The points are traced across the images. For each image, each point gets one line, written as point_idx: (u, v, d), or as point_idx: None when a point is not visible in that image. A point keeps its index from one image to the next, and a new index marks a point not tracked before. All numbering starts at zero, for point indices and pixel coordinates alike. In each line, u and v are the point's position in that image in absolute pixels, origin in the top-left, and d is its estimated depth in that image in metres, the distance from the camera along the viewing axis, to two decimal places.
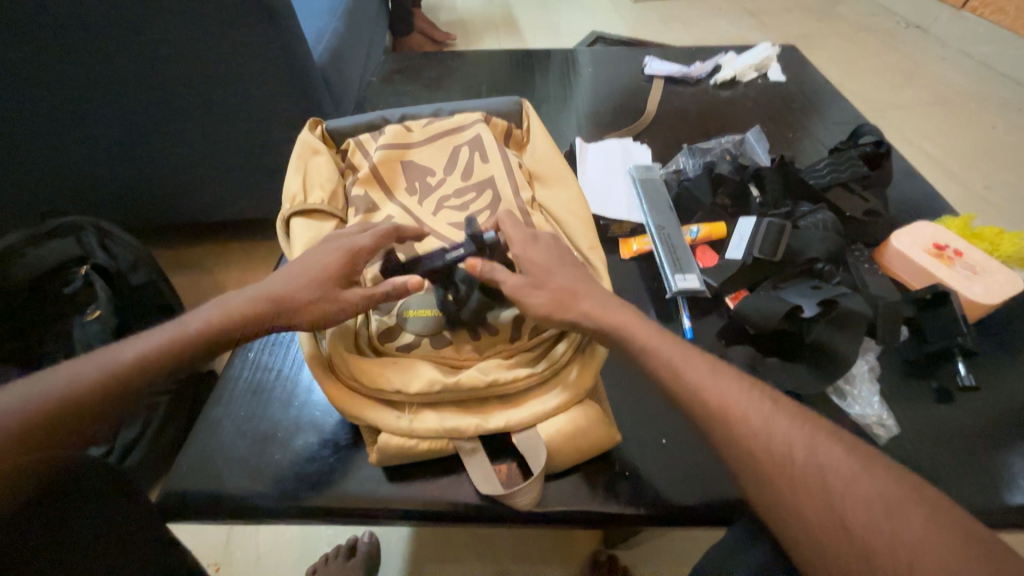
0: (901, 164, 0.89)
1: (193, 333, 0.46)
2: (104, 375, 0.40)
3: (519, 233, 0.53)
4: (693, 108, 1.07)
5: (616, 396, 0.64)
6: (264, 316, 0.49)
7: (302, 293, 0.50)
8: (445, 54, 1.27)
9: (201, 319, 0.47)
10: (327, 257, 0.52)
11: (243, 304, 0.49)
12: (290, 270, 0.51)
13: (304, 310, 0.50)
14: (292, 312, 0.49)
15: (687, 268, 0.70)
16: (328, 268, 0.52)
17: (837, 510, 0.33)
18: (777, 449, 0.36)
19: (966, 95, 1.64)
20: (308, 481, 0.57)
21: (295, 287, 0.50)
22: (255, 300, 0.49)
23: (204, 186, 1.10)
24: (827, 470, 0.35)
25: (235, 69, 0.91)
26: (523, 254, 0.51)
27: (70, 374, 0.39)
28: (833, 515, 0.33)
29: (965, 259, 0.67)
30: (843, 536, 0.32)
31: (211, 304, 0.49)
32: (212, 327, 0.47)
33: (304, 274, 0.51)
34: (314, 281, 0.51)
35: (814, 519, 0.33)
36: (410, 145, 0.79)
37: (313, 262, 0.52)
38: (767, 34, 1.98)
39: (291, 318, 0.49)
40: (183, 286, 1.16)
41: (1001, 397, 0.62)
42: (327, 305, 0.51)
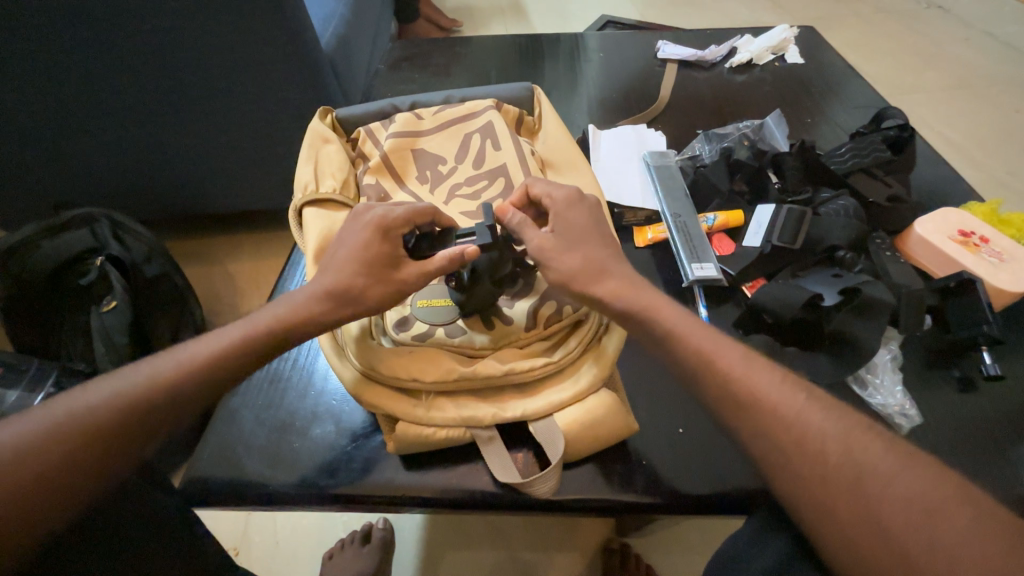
0: (923, 148, 0.86)
1: (264, 330, 0.45)
2: (169, 376, 0.40)
3: (563, 191, 0.53)
4: (707, 93, 1.05)
5: (631, 386, 0.63)
6: (322, 307, 0.47)
7: (350, 282, 0.47)
8: (453, 39, 1.25)
9: (270, 316, 0.46)
10: (361, 239, 0.49)
11: (306, 301, 0.47)
12: (335, 258, 0.49)
13: (359, 301, 0.48)
14: (345, 303, 0.47)
15: (704, 257, 0.69)
16: (366, 250, 0.48)
17: (868, 504, 0.32)
18: (806, 442, 0.36)
19: (988, 77, 1.59)
20: (328, 469, 0.57)
21: (339, 278, 0.47)
22: (315, 296, 0.47)
23: (215, 177, 1.10)
24: (858, 464, 0.34)
25: (243, 57, 0.90)
26: (564, 213, 0.51)
27: (133, 377, 0.40)
28: (865, 510, 0.32)
29: (991, 246, 0.65)
30: (875, 530, 0.32)
31: (279, 300, 0.48)
32: (279, 324, 0.46)
33: (345, 259, 0.48)
34: (358, 269, 0.48)
35: (845, 512, 0.33)
36: (421, 133, 0.78)
37: (352, 245, 0.49)
38: (782, 16, 1.92)
39: (346, 310, 0.47)
40: (195, 277, 1.17)
41: None
42: (378, 289, 0.48)
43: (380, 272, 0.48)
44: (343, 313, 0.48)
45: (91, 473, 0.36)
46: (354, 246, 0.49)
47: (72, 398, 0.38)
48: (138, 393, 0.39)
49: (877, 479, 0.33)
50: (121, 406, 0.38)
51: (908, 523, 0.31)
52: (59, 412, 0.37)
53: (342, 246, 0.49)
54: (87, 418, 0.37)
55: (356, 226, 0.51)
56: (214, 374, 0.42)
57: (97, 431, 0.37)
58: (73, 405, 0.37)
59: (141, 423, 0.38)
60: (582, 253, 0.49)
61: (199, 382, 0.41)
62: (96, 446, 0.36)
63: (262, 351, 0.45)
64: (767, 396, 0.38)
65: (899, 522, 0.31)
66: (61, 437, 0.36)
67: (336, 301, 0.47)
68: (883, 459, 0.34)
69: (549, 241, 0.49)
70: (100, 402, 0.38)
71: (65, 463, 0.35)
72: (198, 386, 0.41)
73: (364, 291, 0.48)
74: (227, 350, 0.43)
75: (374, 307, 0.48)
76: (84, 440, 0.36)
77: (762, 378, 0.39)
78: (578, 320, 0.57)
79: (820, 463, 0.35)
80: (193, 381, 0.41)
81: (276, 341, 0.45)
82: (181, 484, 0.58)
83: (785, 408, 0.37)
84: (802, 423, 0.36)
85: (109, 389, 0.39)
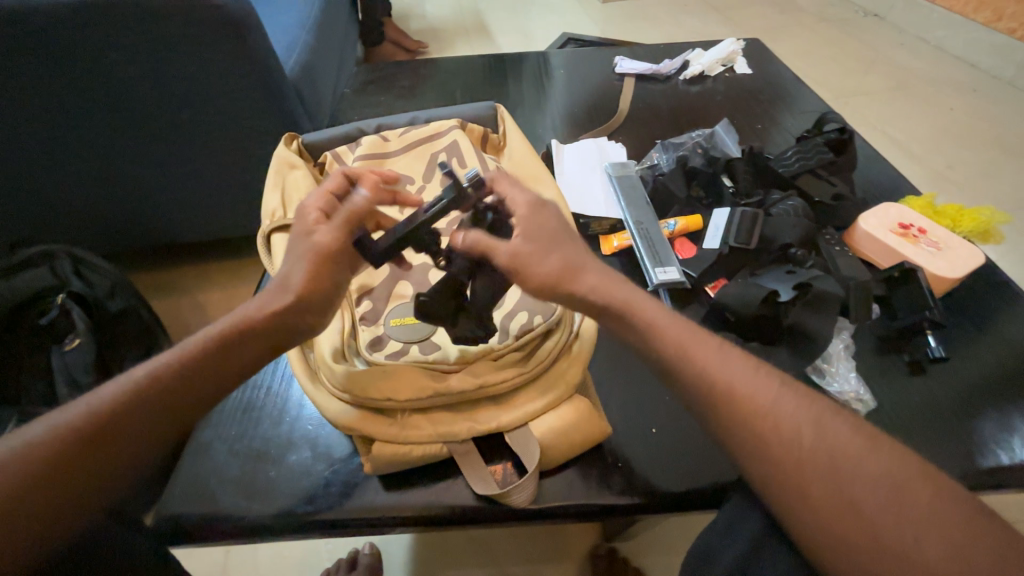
0: (864, 146, 0.92)
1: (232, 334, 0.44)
2: (147, 388, 0.40)
3: (524, 197, 0.49)
4: (664, 104, 1.10)
5: (604, 389, 0.65)
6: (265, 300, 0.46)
7: (283, 270, 0.48)
8: (418, 62, 1.27)
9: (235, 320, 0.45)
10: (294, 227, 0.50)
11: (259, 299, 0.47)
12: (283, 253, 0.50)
13: (290, 283, 0.46)
14: (284, 290, 0.46)
15: (666, 261, 0.71)
16: (294, 236, 0.49)
17: (826, 485, 0.35)
18: (771, 436, 0.37)
19: (923, 78, 1.71)
20: (306, 495, 0.56)
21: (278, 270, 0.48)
22: (269, 294, 0.47)
23: (181, 206, 1.08)
24: (814, 451, 0.36)
25: (205, 86, 0.91)
26: (529, 217, 0.48)
27: (109, 392, 0.40)
28: (823, 490, 0.34)
29: (929, 236, 0.70)
30: (832, 511, 0.34)
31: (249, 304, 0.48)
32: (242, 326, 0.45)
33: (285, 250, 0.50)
34: (289, 257, 0.48)
35: (808, 496, 0.35)
36: (387, 155, 0.79)
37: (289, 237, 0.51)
38: (733, 28, 2.03)
39: (286, 295, 0.46)
40: (165, 310, 1.14)
41: (972, 365, 0.64)
42: (302, 268, 0.46)
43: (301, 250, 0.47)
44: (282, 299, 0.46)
45: (69, 497, 0.36)
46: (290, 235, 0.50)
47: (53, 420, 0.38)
48: (115, 413, 0.38)
49: (833, 463, 0.35)
50: (97, 426, 0.38)
51: (863, 503, 0.33)
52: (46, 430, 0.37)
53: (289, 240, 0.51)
54: (63, 439, 0.37)
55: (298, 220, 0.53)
56: (193, 385, 0.41)
57: (73, 453, 0.36)
58: (49, 428, 0.37)
59: (118, 442, 0.38)
60: (560, 255, 0.47)
61: (179, 394, 0.41)
62: (76, 469, 0.36)
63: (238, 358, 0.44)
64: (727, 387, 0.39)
65: (855, 502, 0.33)
66: (38, 461, 0.36)
67: (278, 293, 0.46)
68: (837, 442, 0.36)
69: (516, 251, 0.46)
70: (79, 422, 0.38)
71: (43, 489, 0.35)
72: (179, 398, 0.40)
73: (292, 275, 0.47)
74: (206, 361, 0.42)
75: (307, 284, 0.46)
76: (63, 464, 0.36)
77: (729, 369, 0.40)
78: (548, 330, 0.59)
79: (786, 455, 0.36)
80: (172, 395, 0.40)
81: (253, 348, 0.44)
82: (154, 522, 0.56)
83: (749, 400, 0.39)
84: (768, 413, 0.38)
85: (85, 406, 0.39)
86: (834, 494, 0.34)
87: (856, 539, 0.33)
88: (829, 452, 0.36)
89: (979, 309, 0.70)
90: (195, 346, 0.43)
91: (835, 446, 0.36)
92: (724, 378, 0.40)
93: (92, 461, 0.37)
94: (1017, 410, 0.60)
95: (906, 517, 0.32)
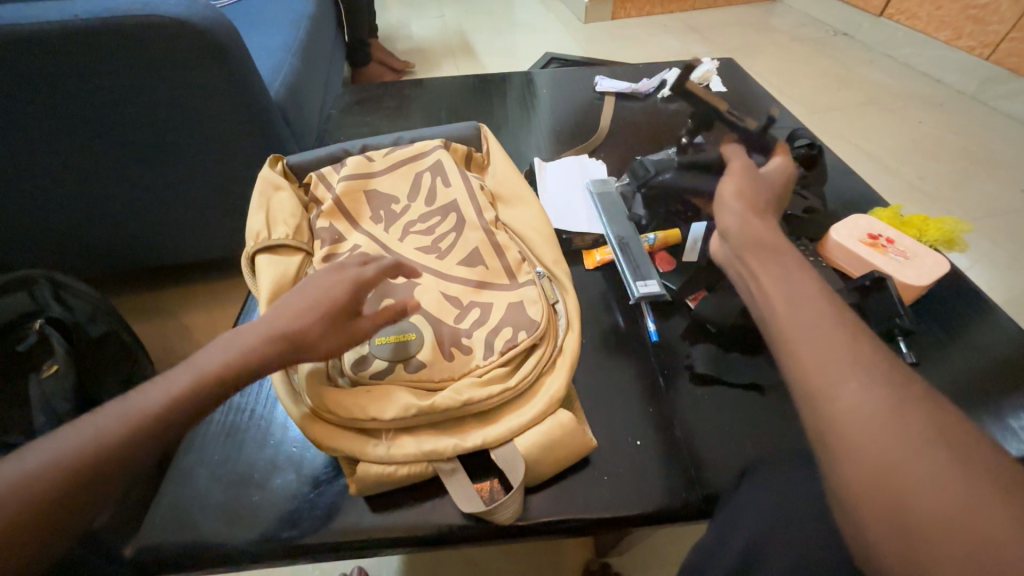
0: (834, 160, 0.96)
1: (223, 367, 0.43)
2: (157, 404, 0.40)
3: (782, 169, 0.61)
4: (643, 121, 1.13)
5: (589, 402, 0.65)
6: (270, 353, 0.45)
7: (305, 331, 0.47)
8: (403, 83, 1.30)
9: (225, 355, 0.43)
10: (335, 291, 0.50)
11: (257, 344, 0.45)
12: (295, 301, 0.48)
13: (310, 351, 0.47)
14: (301, 350, 0.46)
15: (647, 274, 0.73)
16: (336, 301, 0.49)
17: (872, 453, 0.32)
18: (838, 403, 0.35)
19: (892, 93, 1.79)
20: (290, 519, 0.56)
21: (296, 326, 0.47)
22: (268, 339, 0.45)
23: (165, 227, 1.08)
24: (874, 424, 0.33)
25: (190, 109, 0.91)
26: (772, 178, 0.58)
27: (122, 405, 0.40)
28: (866, 458, 0.32)
29: (897, 246, 0.73)
30: (874, 478, 0.31)
31: (233, 337, 0.45)
32: (238, 361, 0.43)
33: (308, 302, 0.48)
34: (319, 320, 0.47)
35: (845, 468, 0.33)
36: (372, 175, 0.80)
37: (319, 291, 0.49)
38: (709, 47, 2.11)
39: (299, 356, 0.46)
40: (148, 333, 1.13)
41: (944, 371, 0.67)
42: (335, 341, 0.48)
43: (340, 323, 0.49)
44: (290, 358, 0.46)
45: (68, 519, 0.36)
46: (330, 288, 0.50)
47: (43, 446, 0.37)
48: (105, 443, 0.38)
49: (898, 443, 0.31)
50: (105, 446, 0.38)
51: (903, 488, 0.30)
52: (36, 457, 0.37)
53: (313, 295, 0.49)
54: (72, 458, 0.37)
55: (325, 274, 0.52)
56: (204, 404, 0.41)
57: (80, 474, 0.37)
58: (59, 443, 0.37)
59: (123, 462, 0.38)
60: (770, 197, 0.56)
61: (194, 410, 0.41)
62: (63, 495, 0.36)
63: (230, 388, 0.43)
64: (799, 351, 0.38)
65: (905, 493, 0.30)
66: (26, 489, 0.35)
67: (282, 346, 0.45)
68: (913, 427, 0.32)
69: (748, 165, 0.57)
70: (66, 453, 0.37)
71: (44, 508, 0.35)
72: (186, 421, 0.41)
73: (318, 344, 0.47)
74: (196, 386, 0.41)
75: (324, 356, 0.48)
76: (66, 484, 0.36)
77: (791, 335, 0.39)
78: (533, 344, 0.61)
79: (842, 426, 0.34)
80: (186, 412, 0.41)
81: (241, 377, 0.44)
82: (131, 553, 0.54)
83: (821, 364, 0.36)
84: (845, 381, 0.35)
85: (98, 423, 0.38)
86: (880, 469, 0.31)
87: (899, 513, 0.30)
88: (894, 429, 0.32)
89: (949, 316, 0.72)
90: (185, 376, 0.42)
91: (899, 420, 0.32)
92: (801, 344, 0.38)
93: (95, 481, 0.37)
94: (987, 413, 0.62)
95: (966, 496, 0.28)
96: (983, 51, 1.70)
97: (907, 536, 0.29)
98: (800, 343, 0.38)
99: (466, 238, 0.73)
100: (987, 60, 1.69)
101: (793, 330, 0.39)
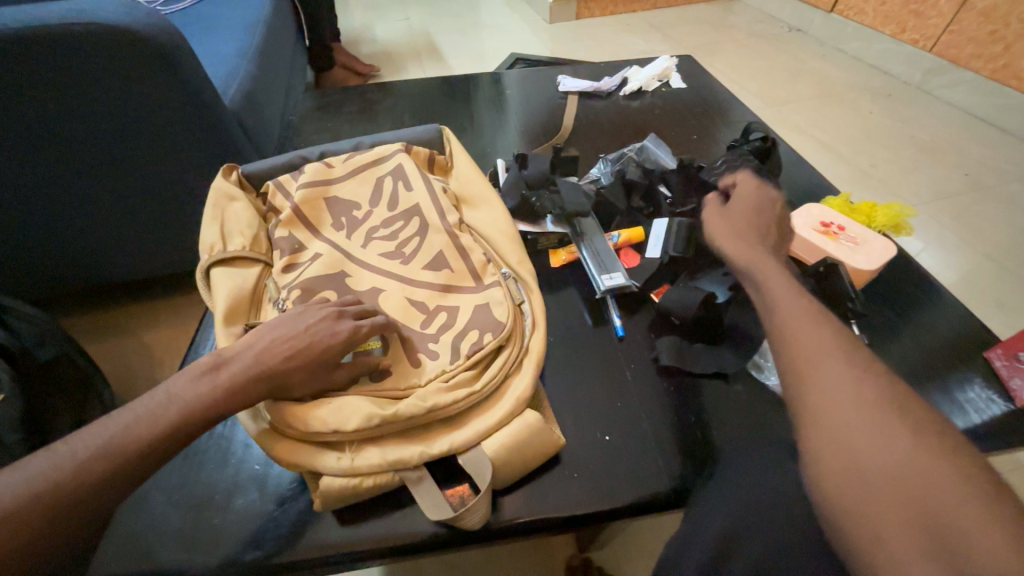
0: (788, 151, 0.99)
1: (199, 397, 0.46)
2: (129, 441, 0.43)
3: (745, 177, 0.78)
4: (606, 119, 1.15)
5: (559, 399, 0.65)
6: (248, 388, 0.49)
7: (285, 373, 0.50)
8: (365, 87, 1.28)
9: (202, 387, 0.47)
10: (320, 339, 0.53)
11: (238, 379, 0.48)
12: (280, 339, 0.52)
13: (288, 388, 0.51)
14: (280, 388, 0.51)
15: (612, 267, 0.74)
16: (324, 347, 0.53)
17: (854, 440, 0.41)
18: (832, 399, 0.44)
19: (844, 85, 1.86)
20: (255, 539, 0.54)
21: (275, 366, 0.50)
22: (248, 375, 0.49)
23: (121, 245, 1.04)
24: (859, 417, 0.42)
25: (140, 122, 0.88)
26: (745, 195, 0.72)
27: (97, 439, 0.43)
28: (846, 444, 0.42)
29: (848, 232, 0.75)
30: (853, 458, 0.41)
31: (213, 371, 0.49)
32: (216, 391, 0.47)
33: (292, 342, 0.52)
34: (300, 365, 0.51)
35: (828, 448, 0.42)
36: (332, 182, 0.79)
37: (303, 333, 0.52)
38: (672, 45, 2.15)
39: (277, 391, 0.51)
40: (104, 354, 1.08)
41: (896, 349, 0.69)
42: (311, 383, 0.52)
43: (317, 367, 0.52)
44: (265, 391, 0.50)
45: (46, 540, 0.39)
46: (317, 334, 0.53)
47: (31, 470, 0.41)
48: (86, 466, 0.41)
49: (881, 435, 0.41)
50: (78, 480, 0.41)
51: (873, 464, 0.40)
52: (20, 481, 0.40)
53: (298, 337, 0.52)
54: (54, 482, 0.40)
55: (312, 316, 0.55)
56: (176, 439, 0.45)
57: (55, 506, 0.40)
58: (36, 476, 0.41)
59: (95, 497, 0.41)
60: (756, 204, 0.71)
61: (164, 447, 0.44)
62: (42, 516, 0.39)
63: (204, 414, 0.46)
64: (808, 362, 0.47)
65: (875, 469, 0.39)
66: (12, 509, 0.39)
67: (257, 379, 0.49)
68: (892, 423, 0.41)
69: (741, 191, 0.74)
70: (50, 475, 0.41)
71: (18, 539, 0.38)
72: (162, 447, 0.44)
73: (296, 383, 0.52)
74: (171, 414, 0.45)
75: (299, 391, 0.53)
76: (42, 516, 0.39)
77: (803, 343, 0.49)
78: (499, 345, 0.61)
79: (831, 426, 0.43)
80: (156, 448, 0.44)
81: (210, 405, 0.47)
82: None
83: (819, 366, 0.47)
84: (846, 395, 0.44)
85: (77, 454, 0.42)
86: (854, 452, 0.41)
87: (873, 484, 0.39)
88: (875, 421, 0.42)
89: (898, 297, 0.76)
90: (164, 404, 0.46)
91: (883, 415, 0.42)
92: (807, 348, 0.49)
93: (69, 509, 0.40)
94: (935, 388, 0.65)
95: (928, 475, 0.38)
96: (925, 43, 1.78)
97: (871, 500, 0.39)
98: (810, 359, 0.48)
99: (430, 242, 0.72)
100: (930, 52, 1.78)
101: (801, 337, 0.50)
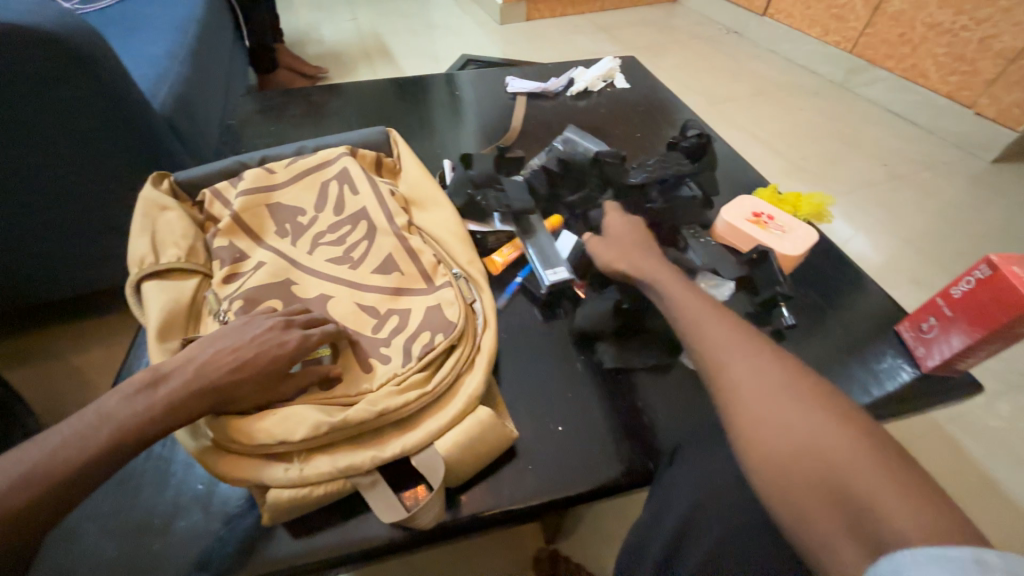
0: (723, 147, 1.05)
1: (132, 415, 0.44)
2: (53, 467, 0.41)
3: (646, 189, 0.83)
4: (554, 119, 1.17)
5: (513, 395, 0.66)
6: (185, 403, 0.46)
7: (226, 386, 0.48)
8: (310, 89, 1.24)
9: (135, 405, 0.45)
10: (262, 348, 0.51)
11: (173, 394, 0.46)
12: (219, 351, 0.50)
13: (230, 401, 0.49)
14: (221, 402, 0.49)
15: (556, 263, 0.76)
16: (268, 356, 0.51)
17: (768, 421, 0.45)
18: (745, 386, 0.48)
19: (776, 84, 1.99)
20: (200, 561, 0.52)
21: (215, 378, 0.48)
22: (185, 390, 0.47)
23: (42, 262, 0.96)
24: (772, 399, 0.46)
25: (58, 129, 0.82)
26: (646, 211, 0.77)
27: (19, 467, 0.40)
28: (762, 424, 0.45)
29: (776, 222, 0.81)
30: (769, 437, 0.44)
31: (145, 388, 0.46)
32: (149, 409, 0.45)
33: (233, 353, 0.50)
34: (242, 376, 0.49)
35: (749, 431, 0.45)
36: (275, 187, 0.76)
37: (245, 344, 0.51)
38: (619, 47, 2.22)
39: (218, 406, 0.49)
40: (27, 381, 0.99)
41: (820, 328, 0.76)
42: (254, 393, 0.51)
43: (263, 377, 0.51)
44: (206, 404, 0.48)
45: None
46: (258, 343, 0.51)
47: None
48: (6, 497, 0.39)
49: (791, 413, 0.44)
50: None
51: (788, 442, 0.43)
52: None
53: (239, 348, 0.50)
54: None
55: (253, 327, 0.53)
56: (108, 461, 0.43)
57: None
58: None
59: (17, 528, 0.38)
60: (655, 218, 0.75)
61: (95, 470, 0.42)
62: None
63: (137, 433, 0.44)
64: (722, 353, 0.51)
65: (792, 445, 0.42)
66: None
67: (195, 394, 0.47)
68: (798, 401, 0.45)
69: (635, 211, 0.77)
70: None
71: None
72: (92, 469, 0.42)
73: (239, 395, 0.50)
74: (101, 436, 0.43)
75: (242, 402, 0.51)
76: None
77: (715, 338, 0.53)
78: (451, 345, 0.61)
79: (749, 410, 0.46)
80: (85, 472, 0.42)
81: (144, 423, 0.44)
82: None
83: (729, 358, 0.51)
84: (757, 380, 0.48)
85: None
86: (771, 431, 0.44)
87: (789, 459, 0.42)
88: (785, 401, 0.45)
89: (822, 280, 0.82)
90: (92, 426, 0.43)
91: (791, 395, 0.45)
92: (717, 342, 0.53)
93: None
94: (854, 361, 0.72)
95: (833, 444, 0.41)
96: (846, 45, 1.93)
97: (790, 475, 0.41)
98: (721, 352, 0.52)
99: (379, 245, 0.71)
100: (850, 53, 1.93)
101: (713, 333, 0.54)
